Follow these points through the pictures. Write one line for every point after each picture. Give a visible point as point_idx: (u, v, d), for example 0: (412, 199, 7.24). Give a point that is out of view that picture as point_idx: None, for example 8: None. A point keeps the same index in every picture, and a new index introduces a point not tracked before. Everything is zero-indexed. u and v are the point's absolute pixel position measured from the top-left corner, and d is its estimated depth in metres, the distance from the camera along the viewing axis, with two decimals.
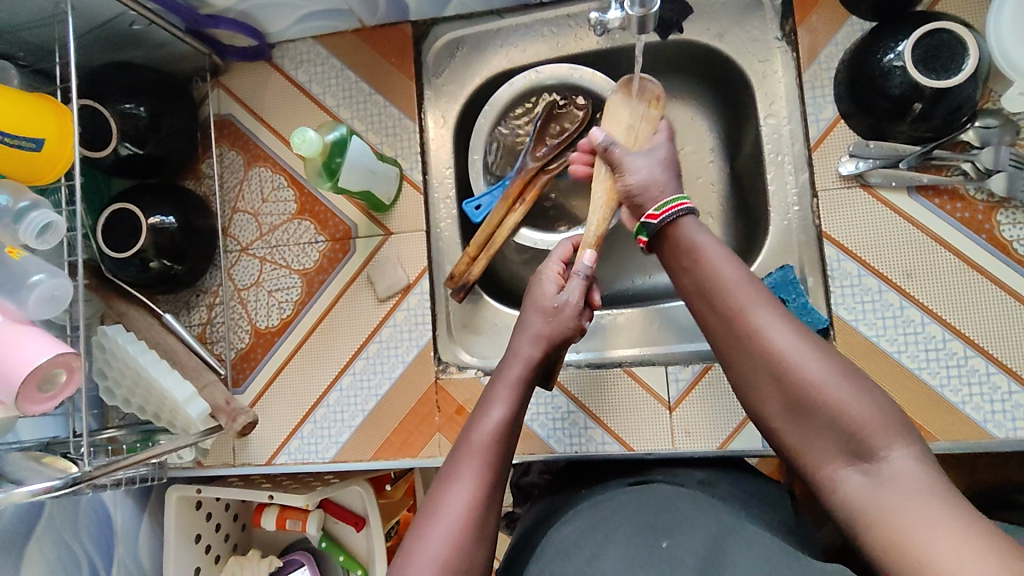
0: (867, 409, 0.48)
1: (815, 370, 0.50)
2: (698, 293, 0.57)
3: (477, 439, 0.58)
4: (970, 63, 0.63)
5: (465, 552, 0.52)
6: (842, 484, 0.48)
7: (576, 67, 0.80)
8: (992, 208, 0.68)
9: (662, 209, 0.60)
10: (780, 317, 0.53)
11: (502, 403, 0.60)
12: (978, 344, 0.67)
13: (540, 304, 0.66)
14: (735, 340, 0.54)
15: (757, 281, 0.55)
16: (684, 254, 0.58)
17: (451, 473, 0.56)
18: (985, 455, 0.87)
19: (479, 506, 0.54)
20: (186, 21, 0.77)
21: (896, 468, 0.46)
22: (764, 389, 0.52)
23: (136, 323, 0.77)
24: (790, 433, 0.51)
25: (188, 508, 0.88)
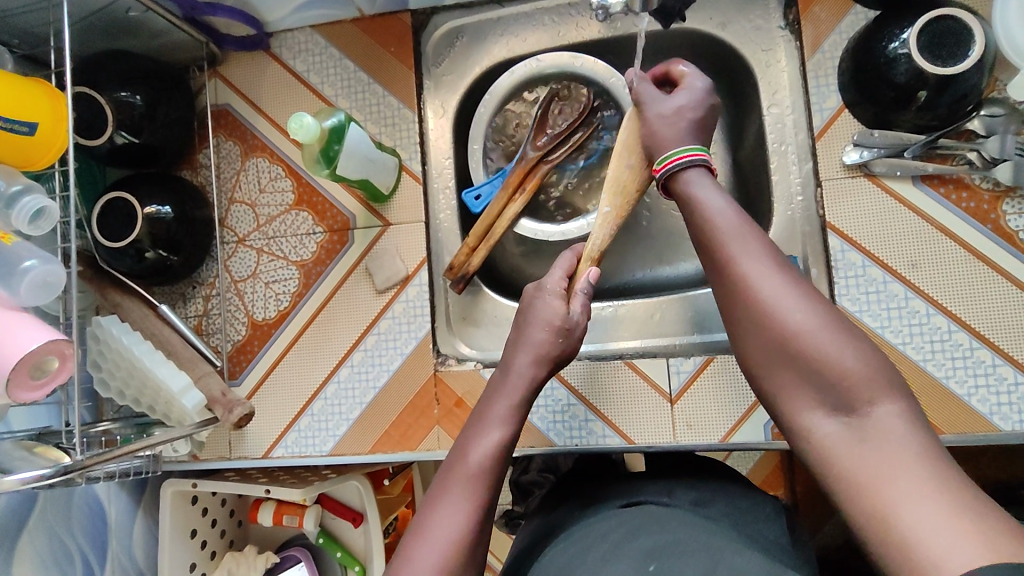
0: (853, 360, 0.48)
1: (802, 320, 0.49)
2: (698, 240, 0.56)
3: (473, 458, 0.57)
4: (975, 50, 0.62)
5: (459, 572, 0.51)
6: (818, 433, 0.48)
7: (578, 55, 0.79)
8: (998, 198, 0.67)
9: (664, 161, 0.59)
10: (774, 266, 0.52)
11: (500, 424, 0.60)
12: (984, 335, 0.67)
13: (547, 319, 0.63)
14: (725, 288, 0.53)
15: (756, 227, 0.54)
16: (686, 197, 0.57)
17: (445, 491, 0.56)
18: (990, 450, 0.86)
19: (472, 527, 0.53)
20: (183, 8, 0.76)
21: (880, 423, 0.46)
22: (750, 336, 0.52)
23: (131, 314, 0.76)
24: (774, 380, 0.51)
25: (183, 503, 0.87)
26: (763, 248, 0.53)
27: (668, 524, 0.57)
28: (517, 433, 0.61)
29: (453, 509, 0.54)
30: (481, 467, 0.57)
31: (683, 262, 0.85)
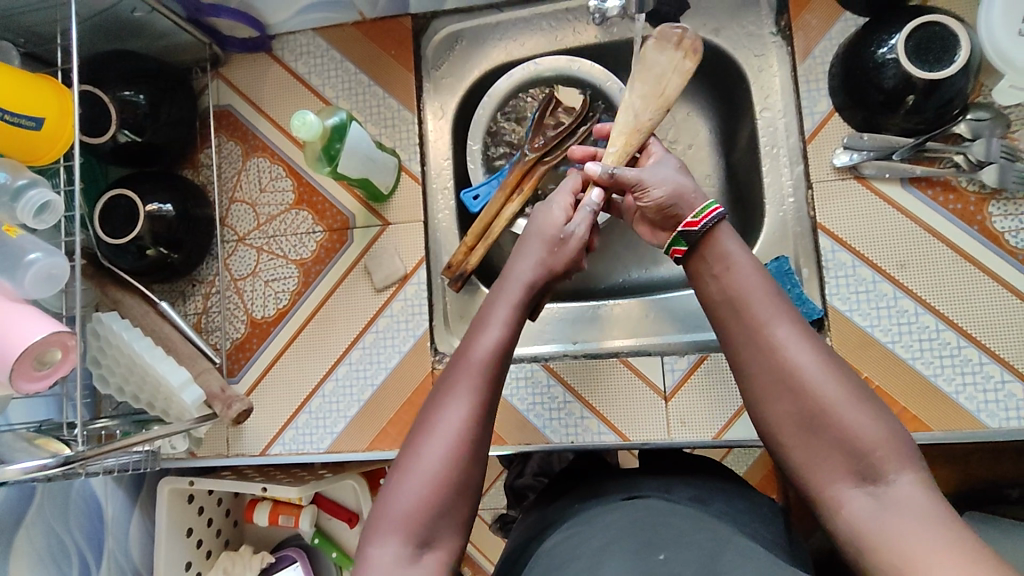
0: (880, 434, 0.47)
1: (831, 390, 0.49)
2: (722, 304, 0.55)
3: (476, 352, 0.54)
4: (962, 55, 0.64)
5: (466, 465, 0.50)
6: (845, 505, 0.47)
7: (574, 59, 0.82)
8: (984, 200, 0.69)
9: (701, 214, 0.58)
10: (802, 333, 0.51)
11: (497, 325, 0.56)
12: (970, 334, 0.68)
13: (545, 231, 0.63)
14: (751, 353, 0.52)
15: (781, 295, 0.54)
16: (713, 259, 0.57)
17: (448, 382, 0.53)
18: (979, 451, 0.87)
19: (476, 420, 0.51)
20: (188, 8, 0.78)
21: (906, 493, 0.45)
22: (777, 406, 0.50)
23: (131, 310, 0.77)
24: (800, 451, 0.49)
25: (179, 501, 0.87)
26: (789, 314, 0.53)
27: (662, 517, 0.58)
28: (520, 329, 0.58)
29: (458, 401, 0.52)
30: (486, 361, 0.54)
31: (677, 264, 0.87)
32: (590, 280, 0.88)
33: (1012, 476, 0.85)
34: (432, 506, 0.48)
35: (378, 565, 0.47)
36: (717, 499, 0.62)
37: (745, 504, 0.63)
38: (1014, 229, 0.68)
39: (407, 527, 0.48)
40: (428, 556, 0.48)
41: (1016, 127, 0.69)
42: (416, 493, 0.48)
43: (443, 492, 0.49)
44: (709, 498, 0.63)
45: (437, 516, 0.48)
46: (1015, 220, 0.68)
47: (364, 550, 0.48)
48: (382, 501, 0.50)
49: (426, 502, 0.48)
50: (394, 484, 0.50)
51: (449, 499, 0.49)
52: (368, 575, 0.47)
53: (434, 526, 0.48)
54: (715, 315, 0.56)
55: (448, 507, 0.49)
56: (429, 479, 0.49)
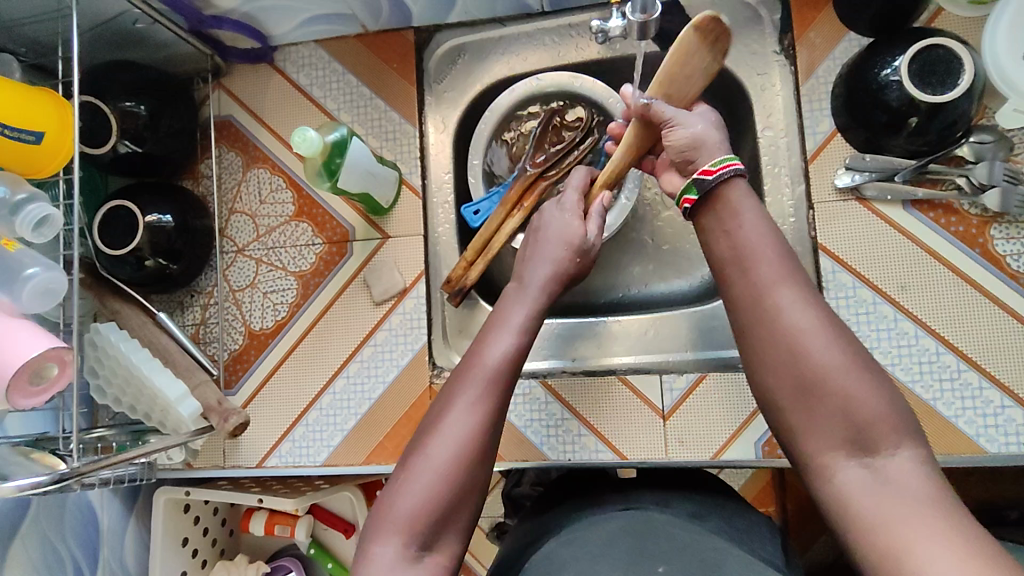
0: (879, 406, 0.48)
1: (831, 358, 0.49)
2: (729, 263, 0.55)
3: (487, 358, 0.56)
4: (965, 78, 0.63)
5: (471, 470, 0.52)
6: (840, 475, 0.48)
7: (577, 75, 0.81)
8: (986, 223, 0.69)
9: (719, 165, 0.56)
10: (806, 299, 0.52)
11: (512, 333, 0.58)
12: (970, 358, 0.68)
13: (567, 237, 0.66)
14: (755, 316, 0.52)
15: (791, 255, 0.53)
16: (723, 216, 0.56)
17: (460, 384, 0.55)
18: (979, 472, 0.86)
19: (484, 428, 0.53)
20: (190, 21, 0.78)
21: (900, 467, 0.46)
22: (776, 372, 0.51)
23: (129, 321, 0.77)
24: (798, 417, 0.50)
25: (176, 511, 0.87)
26: (796, 278, 0.53)
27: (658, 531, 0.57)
28: (533, 338, 0.60)
29: (467, 408, 0.54)
30: (497, 369, 0.55)
31: (677, 280, 0.87)
32: (589, 294, 0.88)
33: (1012, 497, 0.85)
34: (435, 507, 0.51)
35: (379, 562, 0.49)
36: (716, 518, 0.62)
37: (742, 522, 0.62)
38: (1016, 253, 0.68)
39: (409, 528, 0.50)
40: (429, 558, 0.50)
41: (1019, 150, 0.68)
42: (421, 494, 0.51)
43: (447, 497, 0.51)
44: (706, 513, 0.62)
45: (438, 517, 0.51)
46: (1016, 244, 0.68)
47: (366, 547, 0.51)
48: (387, 498, 0.52)
49: (429, 504, 0.50)
50: (400, 482, 0.52)
51: (450, 503, 0.51)
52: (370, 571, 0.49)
53: (435, 528, 0.51)
54: (721, 272, 0.56)
55: (449, 512, 0.51)
56: (435, 482, 0.51)
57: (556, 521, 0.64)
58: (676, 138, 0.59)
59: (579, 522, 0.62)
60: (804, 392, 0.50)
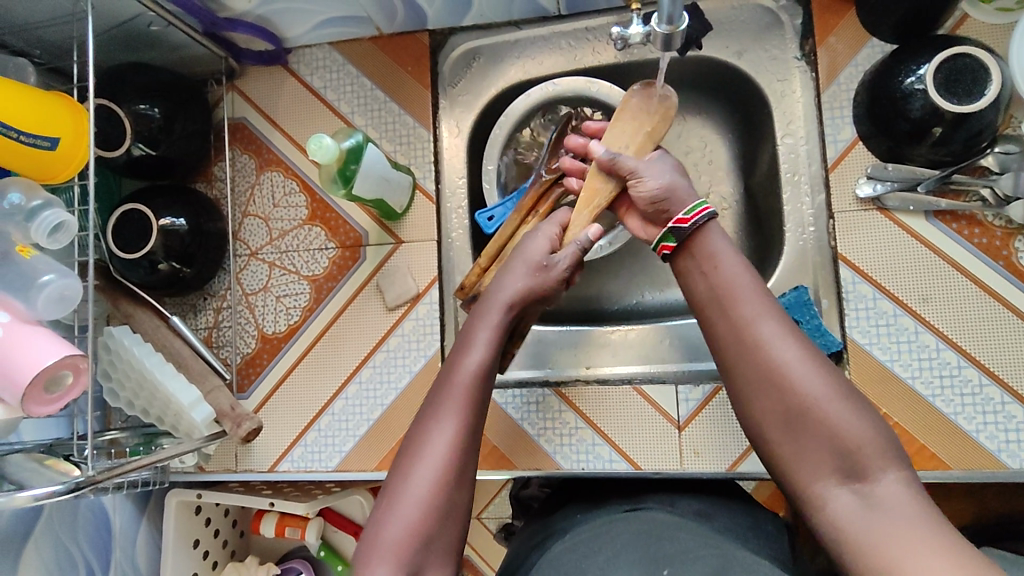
0: (866, 434, 0.48)
1: (814, 391, 0.49)
2: (708, 300, 0.55)
3: (460, 374, 0.57)
4: (992, 88, 0.62)
5: (453, 489, 0.52)
6: (831, 502, 0.48)
7: (593, 79, 0.79)
8: (1010, 235, 0.68)
9: (693, 211, 0.58)
10: (786, 330, 0.52)
11: (482, 346, 0.59)
12: (993, 372, 0.67)
13: (530, 258, 0.64)
14: (738, 352, 0.52)
15: (767, 291, 0.54)
16: (699, 257, 0.57)
17: (438, 401, 0.56)
18: (995, 485, 0.85)
19: (462, 445, 0.53)
20: (203, 23, 0.77)
21: (891, 492, 0.46)
22: (764, 406, 0.51)
23: (142, 324, 0.77)
24: (787, 450, 0.50)
25: (187, 513, 0.87)
26: (775, 312, 0.53)
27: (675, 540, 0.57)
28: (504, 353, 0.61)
29: (446, 427, 0.54)
30: (471, 384, 0.56)
31: None
32: (602, 301, 0.88)
33: None
34: (423, 530, 0.50)
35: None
36: (722, 514, 0.62)
37: (752, 524, 0.62)
38: None
39: (399, 554, 0.49)
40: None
41: None
42: (410, 518, 0.50)
43: (432, 520, 0.50)
44: (718, 514, 0.62)
45: (428, 540, 0.50)
46: None
47: None
48: (373, 526, 0.51)
49: (416, 529, 0.50)
50: (385, 510, 0.51)
51: (438, 526, 0.50)
52: None
53: (426, 551, 0.50)
54: (701, 311, 0.56)
55: (437, 535, 0.50)
56: (420, 507, 0.50)
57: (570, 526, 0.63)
58: (647, 188, 0.62)
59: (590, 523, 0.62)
60: (791, 425, 0.50)
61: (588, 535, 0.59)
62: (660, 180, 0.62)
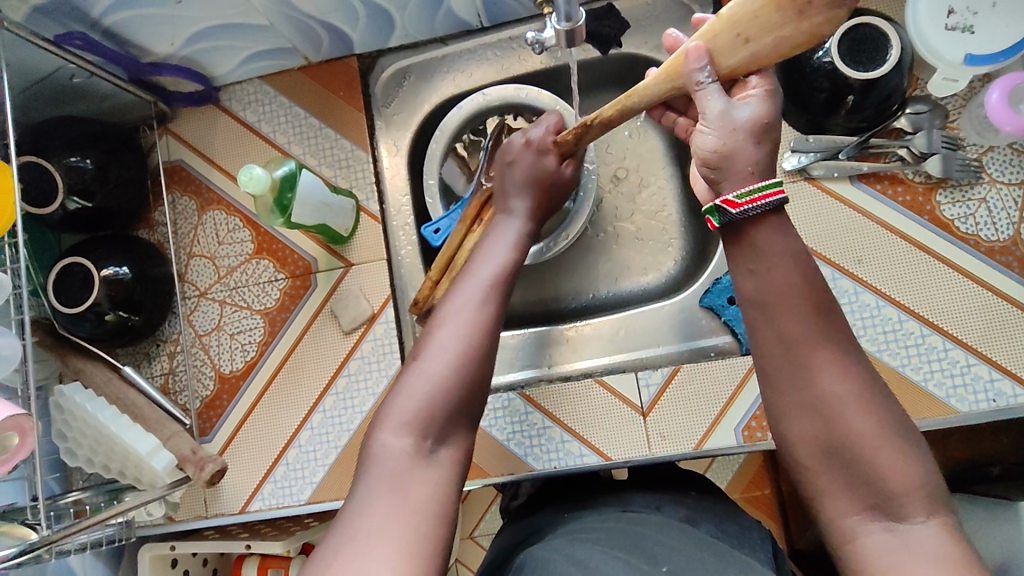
0: (909, 474, 0.43)
1: (860, 425, 0.44)
2: (759, 311, 0.46)
3: (481, 271, 0.58)
4: (894, 53, 0.66)
5: (481, 363, 0.52)
6: (862, 539, 0.44)
7: (521, 86, 0.81)
8: (931, 189, 0.71)
9: (746, 197, 0.45)
10: (838, 355, 0.45)
11: (502, 251, 0.61)
12: (932, 321, 0.69)
13: (545, 166, 0.66)
14: (782, 370, 0.46)
15: (826, 309, 0.46)
16: (751, 257, 0.46)
17: (465, 280, 0.57)
18: (956, 433, 0.89)
19: (487, 333, 0.53)
20: (128, 70, 0.77)
21: (927, 538, 0.42)
22: (801, 430, 0.45)
23: (94, 378, 0.75)
24: (821, 477, 0.45)
25: (163, 567, 0.84)
26: (831, 332, 0.45)
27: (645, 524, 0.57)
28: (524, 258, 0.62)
29: (469, 303, 0.54)
30: (492, 278, 0.57)
31: (645, 277, 0.87)
32: (560, 300, 0.89)
33: (991, 453, 0.87)
34: (444, 399, 0.50)
35: (387, 451, 0.48)
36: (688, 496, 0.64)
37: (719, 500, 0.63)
38: (962, 215, 0.70)
39: (418, 421, 0.49)
40: (442, 452, 0.49)
41: (953, 117, 0.71)
42: (430, 384, 0.50)
43: (453, 397, 0.50)
44: (687, 499, 0.63)
45: (449, 408, 0.50)
46: (962, 207, 0.70)
47: (370, 442, 0.49)
48: (395, 391, 0.52)
49: (432, 402, 0.50)
50: (407, 373, 0.52)
51: (460, 395, 0.51)
52: (375, 464, 0.48)
53: (446, 422, 0.50)
54: (745, 312, 0.47)
55: (457, 408, 0.51)
56: (437, 383, 0.50)
57: (548, 526, 0.63)
58: (705, 148, 0.47)
59: (566, 521, 0.62)
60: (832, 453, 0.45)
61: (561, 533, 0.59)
62: (725, 138, 0.46)
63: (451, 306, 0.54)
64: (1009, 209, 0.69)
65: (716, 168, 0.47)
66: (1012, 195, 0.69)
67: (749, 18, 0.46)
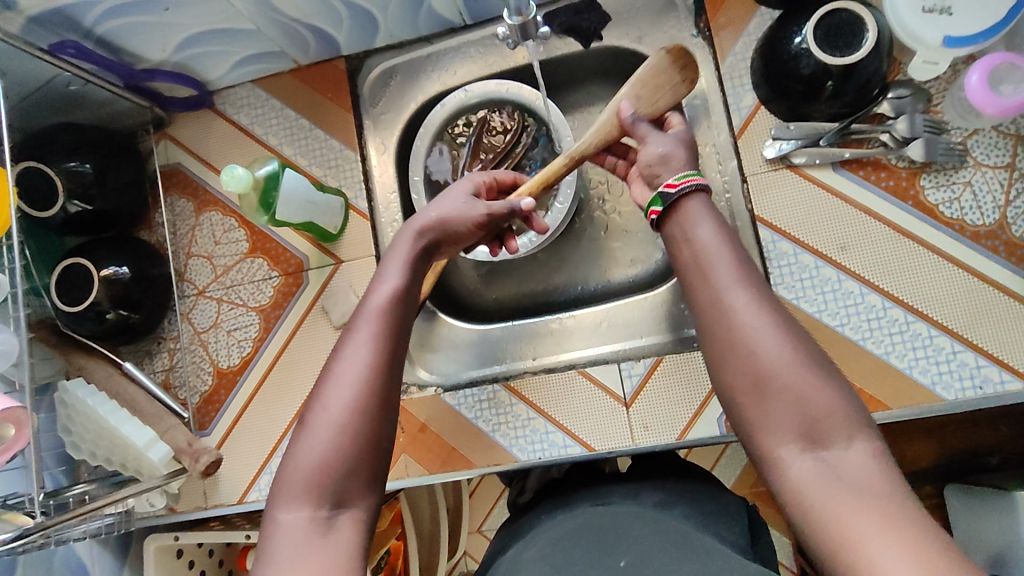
0: (832, 400, 0.44)
1: (779, 354, 0.46)
2: (692, 269, 0.51)
3: (366, 313, 0.54)
4: (869, 37, 0.66)
5: (371, 419, 0.49)
6: (792, 469, 0.44)
7: (502, 81, 0.82)
8: (915, 174, 0.70)
9: (682, 178, 0.55)
10: (760, 297, 0.48)
11: (388, 284, 0.55)
12: (917, 309, 0.68)
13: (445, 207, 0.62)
14: (710, 314, 0.49)
15: (749, 261, 0.51)
16: (682, 226, 0.54)
17: (347, 339, 0.52)
18: (955, 422, 0.87)
19: (373, 382, 0.50)
20: (123, 77, 0.80)
21: (853, 462, 0.42)
22: (731, 367, 0.47)
23: (96, 374, 0.78)
24: (751, 412, 0.46)
25: (168, 558, 0.87)
26: (754, 280, 0.49)
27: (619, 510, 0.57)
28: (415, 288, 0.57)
29: (358, 356, 0.51)
30: (377, 323, 0.53)
31: (633, 269, 0.87)
32: (549, 294, 0.90)
33: (991, 443, 0.85)
34: (338, 463, 0.48)
35: (289, 529, 0.46)
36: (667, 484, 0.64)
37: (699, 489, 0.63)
38: (948, 200, 0.69)
39: (316, 487, 0.47)
40: (344, 514, 0.47)
41: (937, 100, 0.70)
42: (321, 449, 0.48)
43: (349, 454, 0.48)
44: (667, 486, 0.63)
45: (345, 468, 0.48)
46: (947, 192, 0.69)
47: (272, 516, 0.48)
48: (288, 463, 0.49)
49: (328, 463, 0.48)
50: (297, 444, 0.49)
51: (356, 450, 0.48)
52: (279, 539, 0.46)
53: (343, 484, 0.48)
54: (680, 274, 0.53)
55: (355, 462, 0.48)
56: (328, 444, 0.48)
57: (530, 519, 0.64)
58: (652, 150, 0.60)
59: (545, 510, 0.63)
60: (759, 388, 0.46)
61: (540, 523, 0.60)
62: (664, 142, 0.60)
63: (341, 361, 0.51)
64: (995, 193, 0.68)
65: (658, 164, 0.58)
66: (997, 177, 0.68)
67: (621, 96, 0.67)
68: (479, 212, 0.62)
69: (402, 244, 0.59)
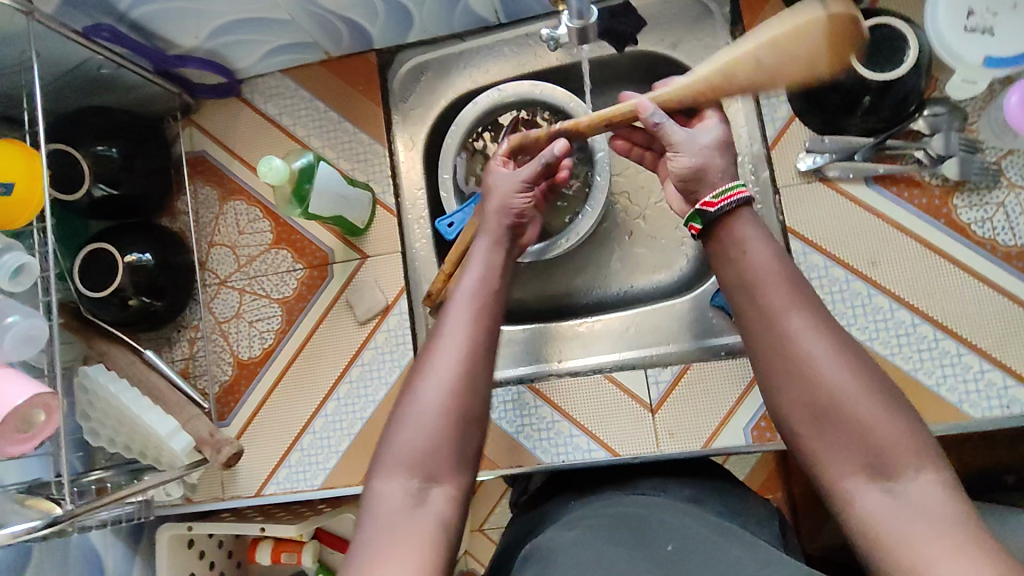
0: (897, 429, 0.44)
1: (842, 381, 0.46)
2: (741, 290, 0.51)
3: (462, 299, 0.58)
4: (911, 52, 0.66)
5: (467, 398, 0.53)
6: (859, 502, 0.44)
7: (536, 82, 0.82)
8: (948, 193, 0.70)
9: (720, 197, 0.53)
10: (817, 322, 0.48)
11: (476, 274, 0.60)
12: (945, 326, 0.69)
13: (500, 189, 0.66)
14: (766, 341, 0.49)
15: (802, 281, 0.50)
16: (727, 246, 0.53)
17: (444, 321, 0.56)
18: (972, 439, 0.87)
19: (470, 360, 0.54)
20: (154, 62, 0.79)
21: (923, 492, 0.43)
22: (790, 395, 0.47)
23: (117, 361, 0.78)
24: (813, 442, 0.47)
25: (180, 547, 0.86)
26: (807, 302, 0.49)
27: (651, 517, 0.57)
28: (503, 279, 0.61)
29: (456, 334, 0.55)
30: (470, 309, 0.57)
31: (657, 275, 0.87)
32: (571, 296, 0.90)
33: (1007, 461, 0.86)
34: (433, 439, 0.51)
35: (390, 496, 0.49)
36: None
37: None
38: (980, 220, 0.69)
39: (414, 460, 0.50)
40: (437, 488, 0.50)
41: (973, 120, 0.71)
42: (416, 426, 0.51)
43: (443, 430, 0.51)
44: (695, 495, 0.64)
45: (440, 445, 0.51)
46: (980, 212, 0.70)
47: (372, 485, 0.51)
48: (385, 439, 0.53)
49: (427, 436, 0.51)
50: (396, 421, 0.53)
51: (450, 427, 0.52)
52: (379, 506, 0.49)
53: (436, 460, 0.51)
54: (731, 297, 0.52)
55: (449, 440, 0.51)
56: (427, 418, 0.51)
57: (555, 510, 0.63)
58: (682, 168, 0.57)
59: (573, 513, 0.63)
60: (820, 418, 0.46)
61: None
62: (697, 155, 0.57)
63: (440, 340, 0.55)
64: None
65: (692, 182, 0.57)
66: None
67: (733, 64, 0.60)
68: (519, 180, 0.66)
69: (481, 244, 0.64)
